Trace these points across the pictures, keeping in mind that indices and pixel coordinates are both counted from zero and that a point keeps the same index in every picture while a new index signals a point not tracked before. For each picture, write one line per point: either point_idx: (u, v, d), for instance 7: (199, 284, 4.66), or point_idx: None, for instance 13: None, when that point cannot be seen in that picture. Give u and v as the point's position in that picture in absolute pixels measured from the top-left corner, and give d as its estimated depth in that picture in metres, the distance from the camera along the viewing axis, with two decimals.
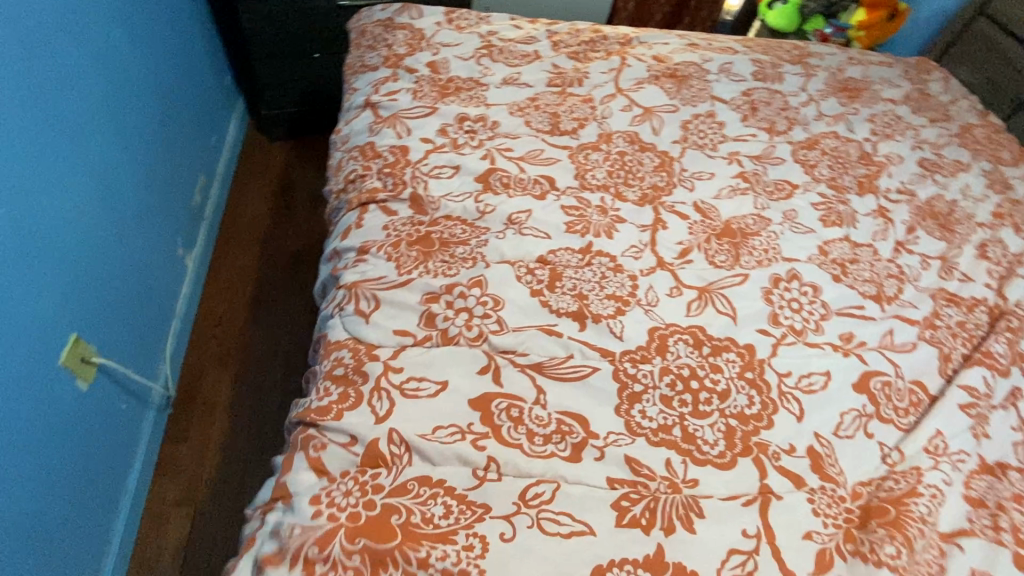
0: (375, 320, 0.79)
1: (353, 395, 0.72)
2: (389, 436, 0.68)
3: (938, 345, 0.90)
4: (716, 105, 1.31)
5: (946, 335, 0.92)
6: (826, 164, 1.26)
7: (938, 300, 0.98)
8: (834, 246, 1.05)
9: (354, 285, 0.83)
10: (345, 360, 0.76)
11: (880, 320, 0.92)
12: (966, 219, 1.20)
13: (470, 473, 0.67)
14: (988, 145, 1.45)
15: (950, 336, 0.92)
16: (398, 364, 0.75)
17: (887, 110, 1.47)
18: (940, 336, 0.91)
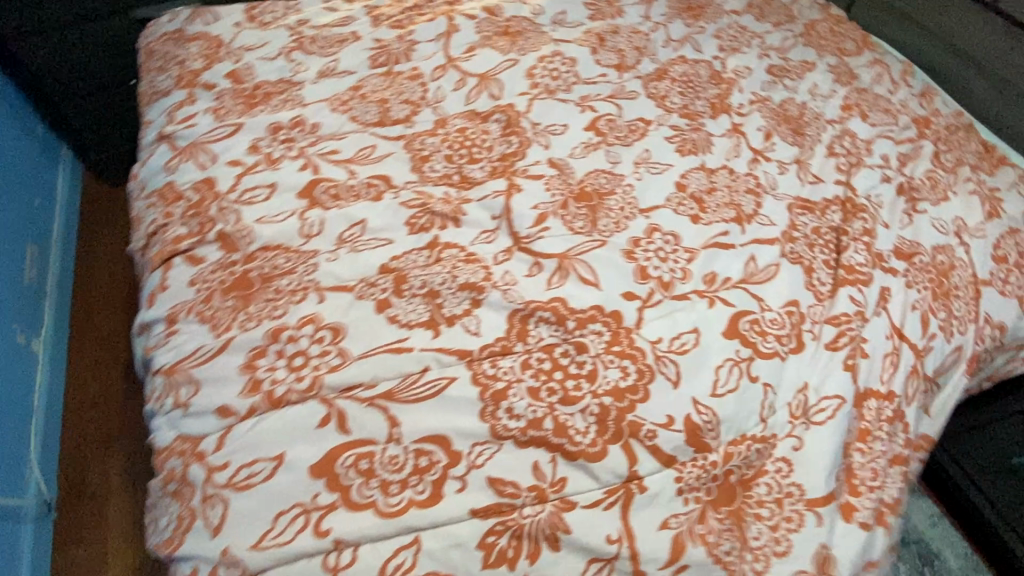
0: (195, 407, 0.66)
1: (187, 514, 0.60)
2: (223, 558, 0.57)
3: (799, 260, 0.89)
4: (562, 44, 1.24)
5: (805, 248, 0.91)
6: (677, 93, 1.22)
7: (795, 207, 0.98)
8: (691, 178, 1.02)
9: (170, 371, 0.70)
10: (175, 471, 0.63)
11: (742, 247, 0.90)
12: (815, 120, 1.21)
13: (322, 563, 0.57)
14: (831, 39, 1.46)
15: (810, 247, 0.91)
16: (222, 458, 0.62)
17: (732, 23, 1.44)
18: (799, 250, 0.91)
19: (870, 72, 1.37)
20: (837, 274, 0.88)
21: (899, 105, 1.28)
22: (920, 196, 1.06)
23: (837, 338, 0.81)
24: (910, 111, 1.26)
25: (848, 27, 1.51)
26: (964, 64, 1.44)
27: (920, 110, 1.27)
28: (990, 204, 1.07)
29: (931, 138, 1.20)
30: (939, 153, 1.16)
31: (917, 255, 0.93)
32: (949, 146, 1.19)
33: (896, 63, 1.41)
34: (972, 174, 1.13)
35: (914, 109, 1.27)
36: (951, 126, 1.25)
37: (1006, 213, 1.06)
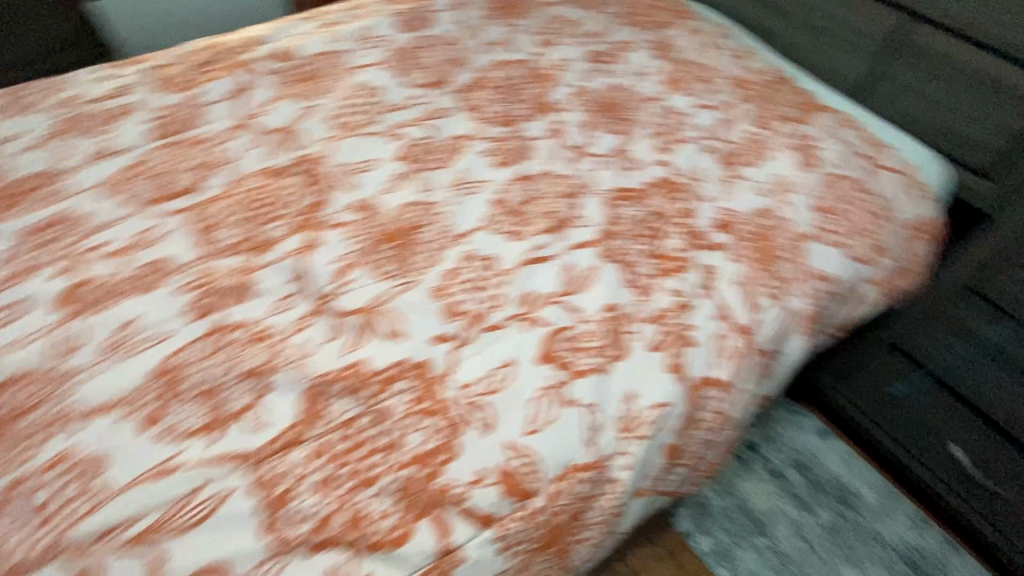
0: None
1: None
2: None
3: (620, 257, 0.87)
4: (363, 74, 1.17)
5: (628, 243, 0.89)
6: (494, 100, 1.17)
7: (615, 199, 0.96)
8: (510, 191, 0.98)
9: None
10: None
11: (560, 256, 0.86)
12: (637, 102, 1.19)
13: None
14: (651, 15, 1.46)
15: (630, 241, 0.89)
16: None
17: (550, 16, 1.41)
18: (622, 247, 0.88)
19: (689, 41, 1.37)
20: (659, 265, 0.86)
21: (718, 70, 1.28)
22: (741, 160, 1.04)
23: (661, 335, 0.79)
24: (728, 74, 1.27)
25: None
26: (778, 14, 1.45)
27: (739, 71, 1.28)
28: (809, 153, 1.07)
29: (750, 99, 1.20)
30: (758, 111, 1.16)
31: (737, 226, 0.92)
32: (768, 102, 1.20)
33: (714, 27, 1.42)
34: (792, 127, 1.14)
35: (733, 71, 1.28)
36: (768, 82, 1.26)
37: (826, 160, 1.06)
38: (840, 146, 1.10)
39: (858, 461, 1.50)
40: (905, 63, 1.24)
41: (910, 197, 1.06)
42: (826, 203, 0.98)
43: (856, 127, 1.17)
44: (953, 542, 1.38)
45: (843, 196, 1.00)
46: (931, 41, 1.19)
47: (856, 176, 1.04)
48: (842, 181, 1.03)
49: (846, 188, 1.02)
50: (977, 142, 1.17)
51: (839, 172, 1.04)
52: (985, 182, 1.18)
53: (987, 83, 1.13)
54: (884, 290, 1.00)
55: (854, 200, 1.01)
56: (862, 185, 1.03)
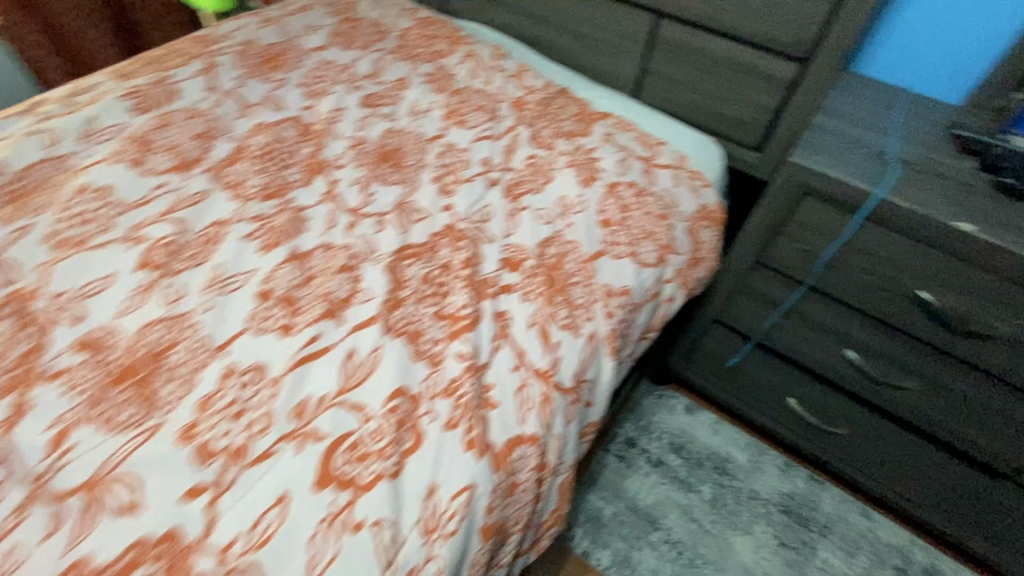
0: None
1: None
2: None
3: (405, 329, 0.80)
4: (89, 173, 1.00)
5: (414, 308, 0.83)
6: (256, 171, 1.06)
7: (395, 263, 0.89)
8: (275, 280, 0.87)
9: None
10: None
11: (337, 346, 0.77)
12: (416, 145, 1.14)
13: None
14: (423, 45, 1.42)
15: (416, 306, 0.83)
16: None
17: (315, 64, 1.33)
18: (407, 315, 0.82)
19: (464, 67, 1.34)
20: (443, 330, 0.80)
21: (495, 93, 1.27)
22: (523, 189, 1.05)
23: (455, 410, 0.72)
24: (505, 97, 1.26)
25: (438, 24, 1.48)
26: (544, 25, 1.45)
27: (515, 91, 1.28)
28: (587, 168, 1.09)
29: (530, 118, 1.21)
30: (536, 132, 1.17)
31: (525, 262, 0.91)
32: (546, 119, 1.21)
33: (487, 46, 1.41)
34: (570, 142, 1.15)
35: (510, 92, 1.28)
36: (545, 96, 1.27)
37: (605, 171, 1.09)
38: (617, 154, 1.12)
39: (726, 427, 1.58)
40: (661, 58, 1.30)
41: (689, 191, 1.11)
42: (609, 213, 1.02)
43: (631, 127, 1.21)
44: (817, 477, 1.50)
45: (626, 204, 1.04)
46: (676, 34, 1.24)
47: (635, 181, 1.08)
48: (622, 189, 1.06)
49: (628, 193, 1.06)
50: (737, 120, 1.26)
51: (619, 181, 1.08)
52: (751, 153, 1.29)
53: (727, 68, 1.21)
54: (682, 283, 1.05)
55: (636, 206, 1.04)
56: (641, 188, 1.07)
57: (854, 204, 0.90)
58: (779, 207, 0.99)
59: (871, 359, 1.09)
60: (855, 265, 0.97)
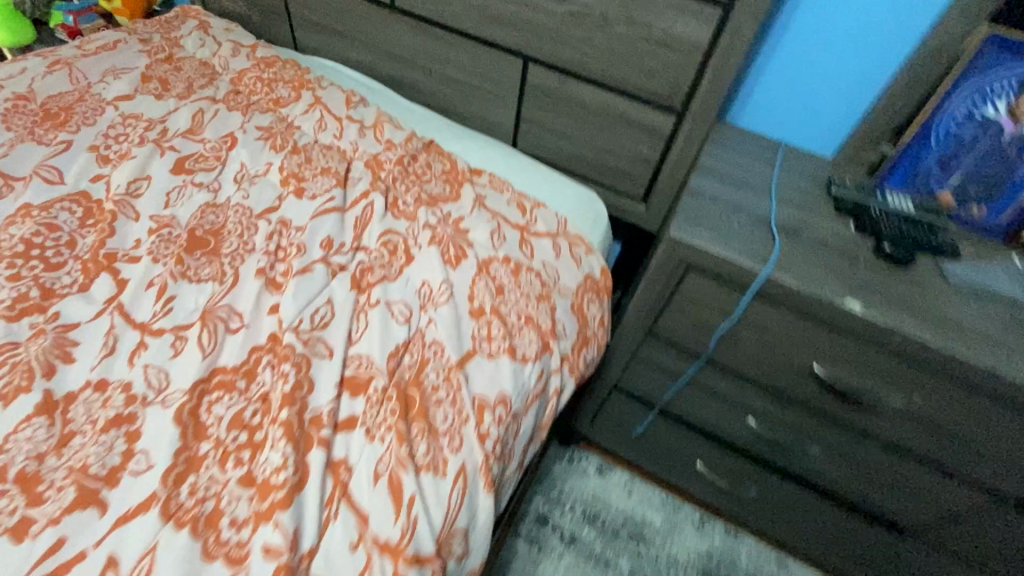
0: None
1: None
2: None
3: (194, 511, 0.60)
4: None
5: (213, 472, 0.63)
6: (7, 276, 0.79)
7: (193, 405, 0.68)
8: (11, 449, 0.63)
9: None
10: None
11: (91, 552, 0.56)
12: (242, 223, 0.92)
13: None
14: (261, 91, 1.19)
15: (216, 469, 0.63)
16: None
17: (114, 118, 1.05)
18: (204, 487, 0.62)
19: (310, 119, 1.13)
20: (248, 504, 0.61)
21: (346, 151, 1.08)
22: (375, 277, 0.86)
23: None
24: (359, 154, 1.07)
25: (281, 63, 1.23)
26: (406, 63, 1.28)
27: (372, 146, 1.09)
28: (454, 242, 0.93)
29: (388, 189, 1.00)
30: (394, 199, 0.99)
31: (373, 383, 0.73)
32: (407, 183, 1.02)
33: (338, 91, 1.19)
34: (435, 210, 0.99)
35: (366, 147, 1.08)
36: (408, 157, 1.06)
37: (476, 244, 0.94)
38: (489, 224, 0.98)
39: (640, 485, 1.48)
40: (536, 104, 1.18)
41: (571, 261, 0.99)
42: (480, 302, 0.86)
43: (506, 187, 1.08)
44: (732, 530, 1.44)
45: (500, 284, 0.90)
46: (549, 80, 1.12)
47: (510, 255, 0.94)
48: (495, 268, 0.91)
49: (502, 270, 0.91)
50: (619, 170, 1.18)
51: (492, 255, 0.93)
52: (636, 204, 1.21)
53: (602, 118, 1.12)
54: (572, 369, 0.91)
55: (511, 287, 0.90)
56: (517, 264, 0.93)
57: (742, 282, 0.82)
58: (664, 282, 0.89)
59: (771, 426, 1.02)
60: (751, 341, 0.89)
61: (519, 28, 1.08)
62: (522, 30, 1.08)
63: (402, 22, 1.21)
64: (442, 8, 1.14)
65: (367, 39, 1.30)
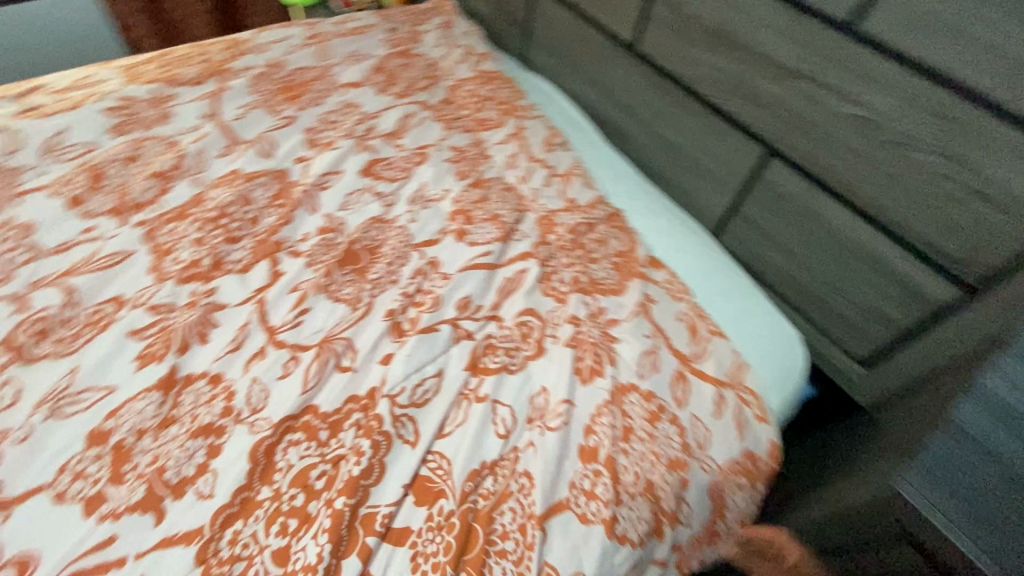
0: None
1: None
2: None
3: (223, 568, 0.57)
4: (24, 202, 0.86)
5: (257, 529, 0.60)
6: (194, 238, 0.86)
7: (272, 442, 0.66)
8: (124, 416, 0.67)
9: None
10: None
11: (129, 564, 0.56)
12: (396, 249, 0.89)
13: None
14: (471, 107, 1.15)
15: (261, 526, 0.60)
16: None
17: (336, 105, 1.10)
18: (243, 541, 0.59)
19: (504, 152, 1.07)
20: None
21: (524, 199, 1.00)
22: (495, 363, 0.76)
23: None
24: (534, 206, 0.98)
25: (500, 83, 1.19)
26: (629, 112, 1.15)
27: (552, 202, 0.99)
28: (596, 351, 0.79)
29: (548, 250, 0.91)
30: (550, 272, 0.88)
31: (440, 501, 0.63)
32: (572, 260, 0.90)
33: (543, 129, 1.12)
34: (589, 302, 0.85)
35: (545, 201, 0.99)
36: (586, 225, 0.96)
37: (621, 362, 0.79)
38: (647, 344, 0.80)
39: None
40: (763, 204, 0.95)
41: (732, 427, 0.77)
42: (598, 444, 0.71)
43: (684, 298, 0.89)
44: None
45: (630, 427, 0.73)
46: (793, 183, 0.89)
47: (656, 393, 0.76)
48: (631, 407, 0.74)
49: (639, 411, 0.74)
50: (846, 318, 0.90)
51: (634, 384, 0.76)
52: (854, 366, 0.91)
53: (846, 252, 0.85)
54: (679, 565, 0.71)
55: (641, 439, 0.72)
56: (661, 408, 0.75)
57: None
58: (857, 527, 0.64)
59: None
60: None
61: (778, 114, 0.86)
62: (783, 118, 0.86)
63: (643, 70, 1.07)
64: (691, 68, 0.97)
65: (599, 76, 1.19)
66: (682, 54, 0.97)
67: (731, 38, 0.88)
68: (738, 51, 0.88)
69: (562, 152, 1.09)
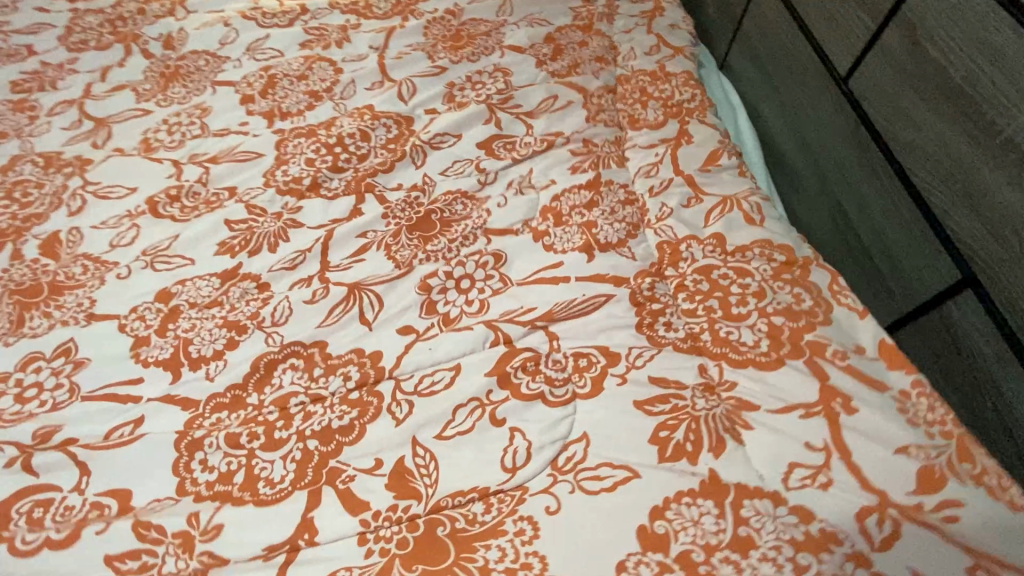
0: None
1: None
2: None
3: (193, 427, 0.66)
4: (217, 91, 1.05)
5: (232, 424, 0.66)
6: (305, 158, 0.96)
7: (274, 356, 0.71)
8: (188, 287, 0.78)
9: None
10: None
11: (138, 400, 0.68)
12: (468, 228, 0.81)
13: None
14: (630, 103, 0.96)
15: (235, 425, 0.65)
16: None
17: (488, 66, 1.06)
18: (216, 422, 0.66)
19: (643, 159, 0.86)
20: (240, 475, 0.62)
21: (647, 214, 0.79)
22: (530, 388, 0.63)
23: (122, 557, 0.57)
24: (659, 226, 0.77)
25: (678, 82, 0.97)
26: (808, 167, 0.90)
27: (684, 227, 0.76)
28: (693, 426, 0.59)
29: (655, 283, 0.71)
30: (645, 306, 0.69)
31: (411, 500, 0.58)
32: (696, 310, 0.68)
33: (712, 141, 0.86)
34: (708, 368, 0.64)
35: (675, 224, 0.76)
36: (726, 268, 0.71)
37: (731, 455, 0.57)
38: (802, 456, 0.57)
39: None
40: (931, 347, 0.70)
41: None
42: (669, 534, 0.53)
43: (930, 429, 0.58)
44: None
45: (748, 542, 0.52)
46: (985, 342, 0.63)
47: (815, 514, 0.54)
48: (749, 518, 0.54)
49: (766, 528, 0.53)
50: None
51: (771, 492, 0.55)
52: None
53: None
54: None
55: (728, 565, 0.51)
56: (823, 539, 0.52)
57: None
58: None
59: None
60: None
61: (1003, 238, 0.59)
62: (1014, 254, 0.58)
63: (845, 114, 0.81)
64: (908, 134, 0.70)
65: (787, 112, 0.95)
66: (903, 112, 0.71)
67: (980, 113, 0.61)
68: (981, 132, 0.61)
69: (730, 171, 0.82)
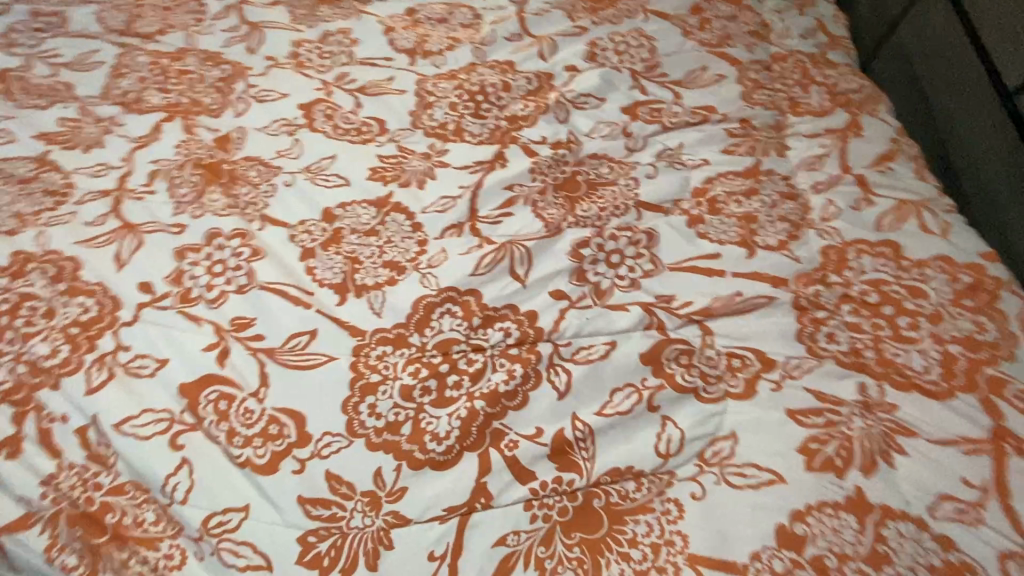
0: None
1: None
2: None
3: (366, 369, 0.75)
4: (361, 22, 1.13)
5: (398, 360, 0.76)
6: (448, 104, 1.01)
7: (434, 301, 0.80)
8: (348, 212, 0.88)
9: None
10: None
11: (309, 311, 0.78)
12: (618, 199, 0.91)
13: None
14: (790, 82, 1.06)
15: (401, 361, 0.76)
16: None
17: (630, 29, 1.10)
18: (392, 357, 0.76)
19: (806, 150, 0.97)
20: (406, 428, 0.72)
21: (810, 212, 0.90)
22: (686, 380, 0.74)
23: (328, 479, 0.68)
24: (823, 228, 0.88)
25: (844, 70, 1.08)
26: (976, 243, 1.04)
27: (852, 228, 0.87)
28: (843, 445, 0.69)
29: (820, 291, 0.82)
30: (807, 311, 0.80)
31: (572, 473, 0.70)
32: (861, 325, 0.79)
33: (884, 141, 0.98)
34: (868, 386, 0.74)
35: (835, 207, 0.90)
36: (899, 285, 0.82)
37: (878, 474, 0.67)
38: (956, 490, 0.66)
39: None
40: None
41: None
42: (807, 536, 0.63)
43: None
44: None
45: (884, 557, 0.62)
46: None
47: (956, 544, 0.63)
48: (888, 537, 0.63)
49: (905, 550, 0.62)
50: None
51: (914, 516, 0.65)
52: None
53: None
54: None
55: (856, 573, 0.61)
56: (959, 566, 0.62)
57: None
58: None
59: None
60: None
61: None
62: None
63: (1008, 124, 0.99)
64: None
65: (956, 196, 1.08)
66: None
67: None
68: None
69: (905, 174, 0.94)
